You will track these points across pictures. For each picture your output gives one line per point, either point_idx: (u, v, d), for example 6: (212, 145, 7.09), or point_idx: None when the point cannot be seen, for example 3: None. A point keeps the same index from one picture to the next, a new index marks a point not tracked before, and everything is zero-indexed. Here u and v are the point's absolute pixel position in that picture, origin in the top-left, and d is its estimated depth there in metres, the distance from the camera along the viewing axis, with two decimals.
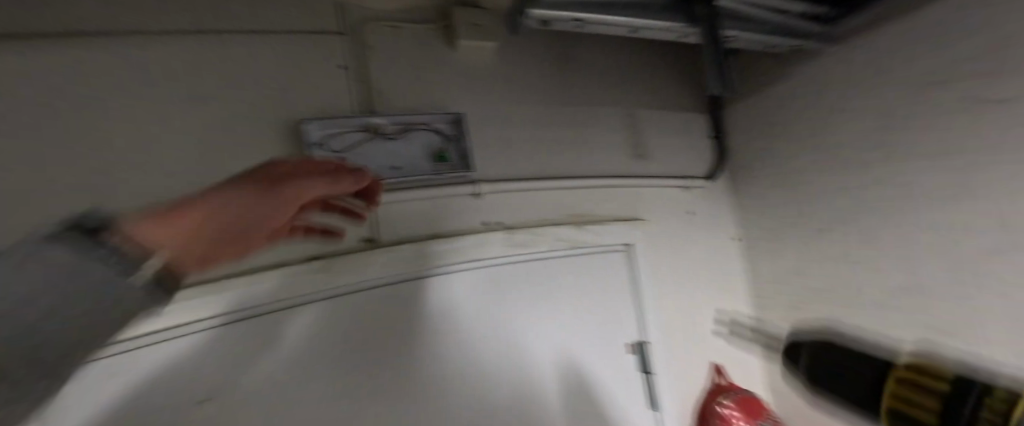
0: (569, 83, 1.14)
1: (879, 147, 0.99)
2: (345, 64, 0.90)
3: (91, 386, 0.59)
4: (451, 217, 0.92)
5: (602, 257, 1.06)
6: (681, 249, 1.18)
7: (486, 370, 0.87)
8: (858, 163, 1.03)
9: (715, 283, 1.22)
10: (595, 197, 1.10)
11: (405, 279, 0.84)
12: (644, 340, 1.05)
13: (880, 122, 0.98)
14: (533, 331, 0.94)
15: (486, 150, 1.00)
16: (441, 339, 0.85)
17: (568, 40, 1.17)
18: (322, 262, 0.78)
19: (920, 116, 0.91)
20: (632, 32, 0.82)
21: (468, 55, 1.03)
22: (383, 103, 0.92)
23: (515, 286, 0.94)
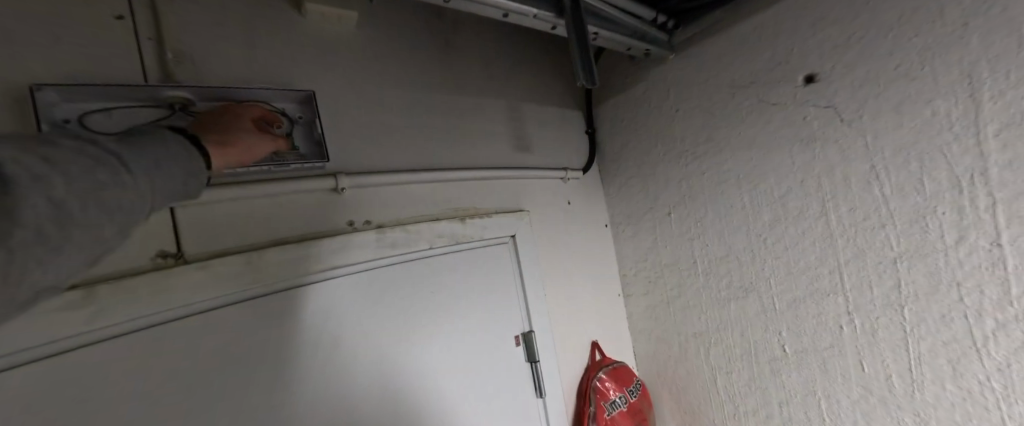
0: (446, 69, 1.07)
1: (713, 141, 1.16)
2: (126, 14, 0.65)
3: None
4: (305, 217, 0.77)
5: (486, 251, 1.02)
6: (560, 237, 1.23)
7: (364, 389, 0.77)
8: (699, 154, 1.19)
9: (590, 267, 1.31)
10: (477, 190, 1.05)
11: (244, 299, 0.67)
12: (531, 329, 1.06)
13: (712, 119, 1.16)
14: (418, 334, 0.87)
15: (349, 139, 0.86)
16: (304, 365, 0.71)
17: (445, 22, 1.09)
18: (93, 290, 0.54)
19: (742, 115, 1.10)
20: (506, 16, 0.78)
21: (323, 26, 0.87)
22: (190, 73, 0.69)
23: (398, 290, 0.85)
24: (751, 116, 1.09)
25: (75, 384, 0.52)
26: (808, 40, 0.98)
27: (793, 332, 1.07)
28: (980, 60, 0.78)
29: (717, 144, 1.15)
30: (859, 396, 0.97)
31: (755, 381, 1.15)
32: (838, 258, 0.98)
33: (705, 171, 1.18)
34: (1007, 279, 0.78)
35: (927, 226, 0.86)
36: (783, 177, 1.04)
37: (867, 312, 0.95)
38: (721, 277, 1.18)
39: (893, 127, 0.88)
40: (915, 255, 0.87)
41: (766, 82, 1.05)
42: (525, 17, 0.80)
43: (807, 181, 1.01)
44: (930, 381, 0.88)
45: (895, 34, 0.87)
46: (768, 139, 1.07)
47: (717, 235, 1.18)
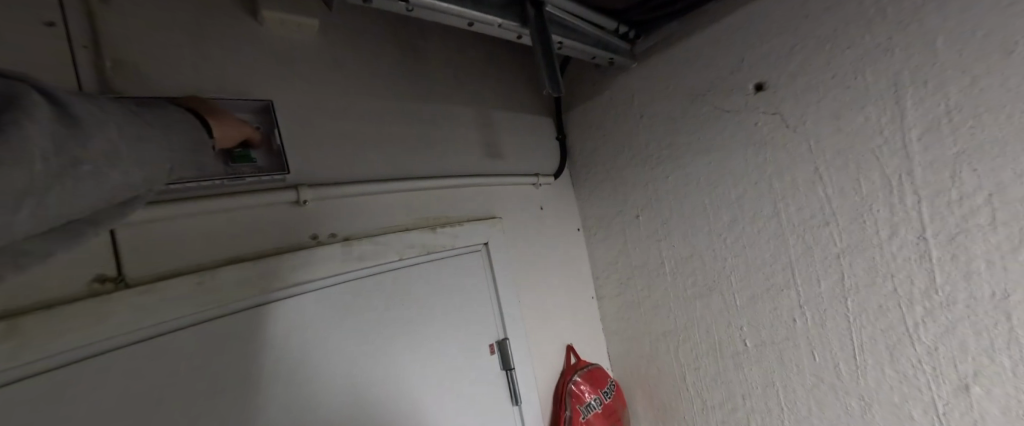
0: (413, 75, 1.05)
1: (673, 145, 1.21)
2: (58, 20, 0.60)
3: None
4: (266, 232, 0.73)
5: (459, 259, 1.01)
6: (533, 243, 1.23)
7: (334, 410, 0.73)
8: (661, 158, 1.23)
9: (564, 271, 1.32)
10: (447, 199, 1.03)
11: (199, 322, 0.62)
12: (506, 337, 1.05)
13: (673, 124, 1.20)
14: (390, 347, 0.84)
15: (312, 148, 0.82)
16: (268, 388, 0.67)
17: (410, 28, 1.08)
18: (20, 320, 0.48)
19: (699, 121, 1.15)
20: (470, 25, 0.77)
21: (282, 31, 0.83)
22: (133, 82, 0.64)
23: (369, 304, 0.82)
24: (708, 122, 1.14)
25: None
26: (756, 50, 1.04)
27: (752, 326, 1.12)
28: (905, 71, 0.86)
29: (677, 148, 1.20)
30: (812, 383, 1.03)
31: (720, 375, 1.19)
32: (790, 255, 1.04)
33: (669, 173, 1.22)
34: (933, 268, 0.86)
35: (864, 223, 0.92)
36: (740, 178, 1.10)
37: (817, 304, 1.01)
38: (687, 276, 1.22)
39: (831, 131, 0.95)
40: (856, 249, 0.94)
41: (720, 90, 1.11)
42: (490, 27, 0.80)
43: (760, 182, 1.07)
44: (871, 367, 0.94)
45: (832, 45, 0.94)
46: (722, 143, 1.12)
47: (681, 235, 1.22)
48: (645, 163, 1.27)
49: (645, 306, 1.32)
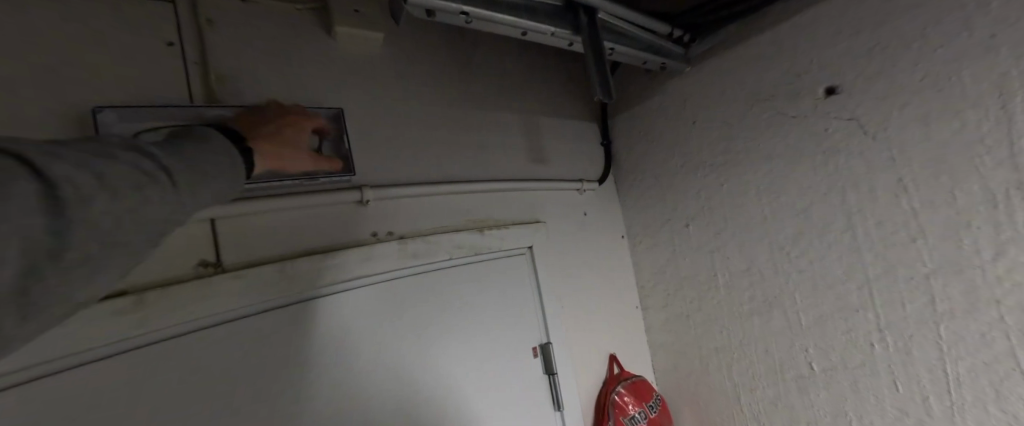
0: (464, 84, 1.10)
1: (730, 152, 1.16)
2: (176, 40, 0.71)
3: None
4: (333, 228, 0.80)
5: (505, 261, 1.04)
6: (578, 248, 1.23)
7: (386, 397, 0.79)
8: (717, 166, 1.19)
9: (608, 278, 1.31)
10: (495, 202, 1.07)
11: (272, 306, 0.70)
12: (549, 341, 1.06)
13: (730, 131, 1.16)
14: (438, 342, 0.88)
15: (374, 153, 0.90)
16: (330, 371, 0.74)
17: (463, 39, 1.13)
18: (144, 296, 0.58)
19: (760, 128, 1.10)
20: (524, 34, 0.79)
21: (350, 46, 0.91)
22: (229, 93, 0.74)
23: (420, 300, 0.88)
24: (770, 128, 1.08)
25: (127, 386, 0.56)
26: (828, 52, 0.98)
27: (819, 348, 1.04)
28: (1013, 70, 0.76)
29: (735, 155, 1.15)
30: (894, 416, 0.94)
31: (780, 398, 1.12)
32: (866, 273, 0.96)
33: (725, 182, 1.17)
34: None
35: (961, 240, 0.84)
36: (808, 189, 1.03)
37: (899, 328, 0.92)
38: (743, 290, 1.17)
39: (918, 139, 0.87)
40: (949, 269, 0.85)
41: (784, 94, 1.05)
42: (545, 36, 0.81)
43: (831, 193, 1.00)
44: (969, 404, 0.85)
45: (919, 45, 0.86)
46: (787, 150, 1.06)
47: (737, 247, 1.17)
48: (699, 171, 1.23)
49: (695, 318, 1.28)
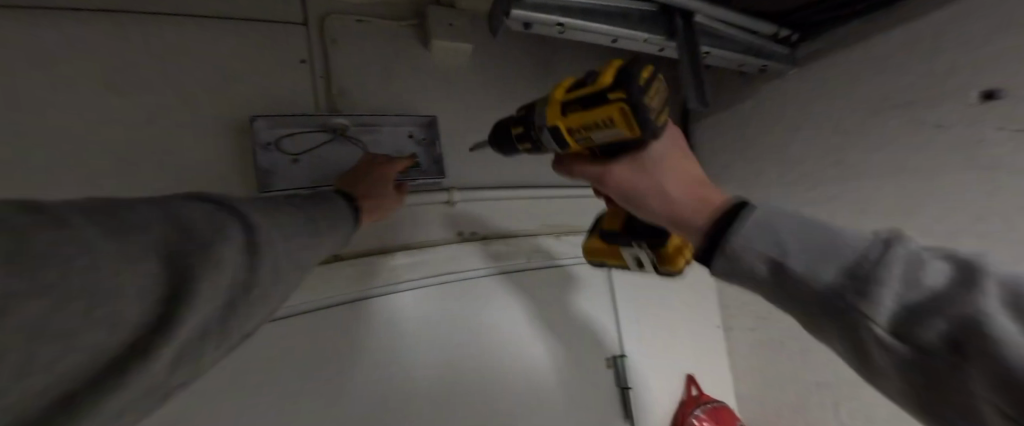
0: (546, 90, 1.12)
1: (841, 163, 1.04)
2: (307, 58, 0.83)
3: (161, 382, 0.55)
4: (422, 226, 0.86)
5: (581, 269, 1.03)
6: (661, 259, 1.16)
7: (463, 393, 0.82)
8: (824, 176, 1.07)
9: (693, 293, 1.19)
10: (571, 209, 1.07)
11: (368, 297, 0.76)
12: (625, 354, 1.02)
13: (842, 138, 1.03)
14: (514, 344, 0.90)
15: (461, 158, 0.95)
16: (415, 363, 0.78)
17: (547, 46, 1.15)
18: None
19: (882, 136, 0.96)
20: (614, 41, 0.79)
21: (443, 59, 0.98)
22: (345, 104, 0.84)
23: (497, 301, 0.90)
24: (895, 136, 0.95)
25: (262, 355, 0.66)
26: (976, 48, 0.83)
27: None
28: None
29: (849, 167, 1.03)
30: None
31: None
32: None
33: (834, 196, 1.05)
34: None
35: None
36: (948, 204, 0.89)
37: None
38: None
39: None
40: None
41: (917, 96, 0.91)
42: (636, 42, 0.80)
43: (984, 213, 0.84)
44: None
45: None
46: (921, 162, 0.91)
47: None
48: (802, 182, 1.12)
49: None
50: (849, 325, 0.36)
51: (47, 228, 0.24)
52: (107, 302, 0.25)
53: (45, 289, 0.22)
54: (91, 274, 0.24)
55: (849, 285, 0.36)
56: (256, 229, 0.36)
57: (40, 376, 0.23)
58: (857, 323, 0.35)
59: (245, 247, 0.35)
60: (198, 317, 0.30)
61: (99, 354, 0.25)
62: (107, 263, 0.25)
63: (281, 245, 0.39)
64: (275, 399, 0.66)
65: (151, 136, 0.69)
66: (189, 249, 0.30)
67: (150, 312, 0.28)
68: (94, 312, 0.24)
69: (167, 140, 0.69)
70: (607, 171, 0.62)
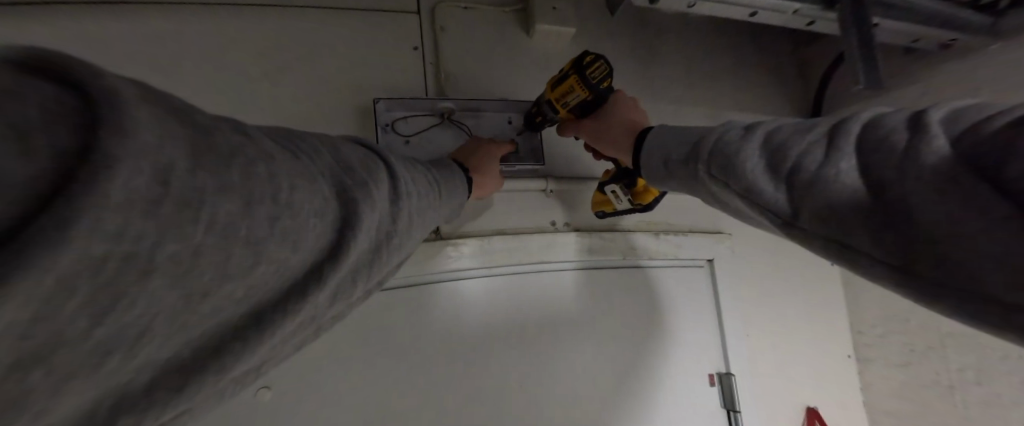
0: (654, 74, 1.02)
1: None
2: (419, 45, 0.86)
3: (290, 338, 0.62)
4: (517, 214, 0.85)
5: (682, 272, 0.94)
6: (780, 269, 1.01)
7: (547, 389, 0.79)
8: None
9: (819, 312, 1.01)
10: (677, 205, 0.96)
11: (464, 277, 0.79)
12: (730, 372, 0.90)
13: None
14: (603, 344, 0.84)
15: (560, 146, 0.92)
16: (502, 350, 0.78)
17: (656, 27, 1.06)
18: None
19: None
20: (752, 15, 0.69)
21: (546, 43, 0.95)
22: (451, 88, 0.85)
23: (587, 296, 0.86)
24: None
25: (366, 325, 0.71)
26: None
27: None
28: None
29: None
30: None
31: None
32: None
33: None
34: None
35: None
36: None
37: None
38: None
39: None
40: None
41: None
42: (782, 15, 0.70)
43: None
44: None
45: None
46: None
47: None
48: None
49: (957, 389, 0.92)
50: (876, 176, 0.30)
51: (244, 139, 0.24)
52: (289, 218, 0.25)
53: (248, 195, 0.22)
54: (283, 187, 0.24)
55: (877, 141, 0.31)
56: (391, 193, 0.37)
57: (236, 285, 0.23)
58: (876, 167, 0.30)
59: (385, 197, 0.35)
60: (352, 252, 0.30)
61: (276, 275, 0.26)
62: (291, 181, 0.25)
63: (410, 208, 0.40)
64: (374, 364, 0.70)
65: (290, 115, 0.76)
66: (347, 185, 0.31)
67: (317, 246, 0.28)
68: (282, 226, 0.24)
69: (297, 119, 0.76)
70: (606, 132, 0.68)
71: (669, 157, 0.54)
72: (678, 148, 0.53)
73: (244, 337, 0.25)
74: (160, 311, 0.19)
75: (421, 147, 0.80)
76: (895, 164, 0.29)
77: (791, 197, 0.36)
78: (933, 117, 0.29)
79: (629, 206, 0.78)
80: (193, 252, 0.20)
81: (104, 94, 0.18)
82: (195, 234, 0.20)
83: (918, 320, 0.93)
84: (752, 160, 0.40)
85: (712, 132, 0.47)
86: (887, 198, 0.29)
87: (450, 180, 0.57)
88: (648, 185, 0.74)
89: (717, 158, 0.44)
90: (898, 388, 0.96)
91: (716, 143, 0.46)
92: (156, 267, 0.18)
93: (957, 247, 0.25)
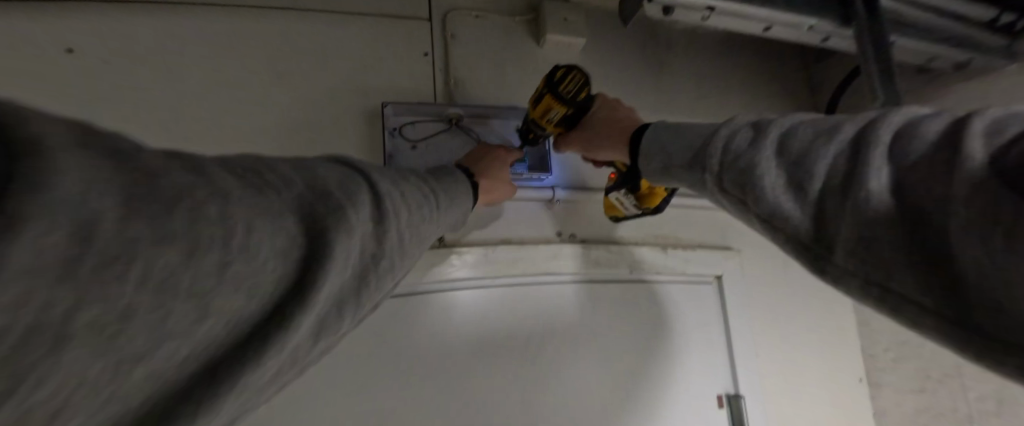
0: (664, 87, 1.02)
1: None
2: (429, 51, 0.86)
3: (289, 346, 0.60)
4: (523, 223, 0.84)
5: (689, 288, 0.92)
6: (790, 288, 0.99)
7: (549, 403, 0.77)
8: None
9: (830, 334, 0.98)
10: (685, 220, 0.95)
11: (467, 286, 0.77)
12: (739, 393, 0.87)
13: None
14: (609, 360, 0.82)
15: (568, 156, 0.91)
16: (503, 362, 0.76)
17: (667, 41, 1.06)
18: None
19: None
20: (767, 29, 0.68)
21: (556, 53, 0.95)
22: (460, 95, 0.85)
23: (592, 311, 0.84)
24: None
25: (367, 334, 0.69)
26: None
27: None
28: None
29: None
30: None
31: None
32: None
33: None
34: None
35: None
36: None
37: None
38: None
39: None
40: None
41: None
42: (798, 30, 0.69)
43: None
44: None
45: None
46: None
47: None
48: None
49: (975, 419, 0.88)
50: (919, 194, 0.27)
51: (200, 179, 0.22)
52: (242, 261, 0.23)
53: (193, 240, 0.20)
54: (236, 229, 0.23)
55: (920, 155, 0.27)
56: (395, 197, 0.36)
57: (178, 342, 0.21)
58: (921, 183, 0.27)
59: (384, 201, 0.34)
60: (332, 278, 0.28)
61: (244, 308, 0.24)
62: (251, 219, 0.24)
63: (409, 214, 0.40)
64: (373, 373, 0.69)
65: (298, 117, 0.75)
66: (330, 205, 0.29)
67: (311, 261, 0.27)
68: (235, 267, 0.22)
69: (305, 122, 0.75)
70: (597, 140, 0.67)
71: (671, 162, 0.50)
72: (680, 153, 0.49)
73: (233, 352, 0.24)
74: (88, 374, 0.17)
75: (429, 151, 0.79)
76: (943, 182, 0.26)
77: (820, 213, 0.33)
78: (982, 122, 0.26)
79: (637, 211, 0.77)
80: (123, 312, 0.18)
81: (30, 133, 0.17)
82: (119, 292, 0.18)
83: (932, 345, 0.90)
84: (771, 173, 0.36)
85: (722, 131, 0.43)
86: (935, 220, 0.26)
87: (457, 185, 0.56)
88: (654, 189, 0.72)
89: (727, 167, 0.40)
90: (912, 416, 0.93)
91: (724, 147, 0.42)
92: (78, 327, 0.16)
93: (1001, 279, 0.22)
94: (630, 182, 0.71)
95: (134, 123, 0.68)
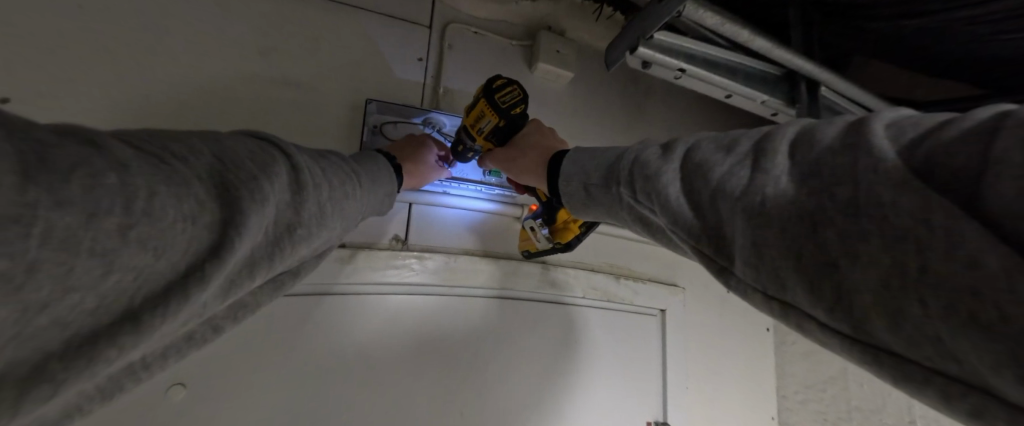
0: (635, 128, 1.10)
1: None
2: (424, 56, 0.88)
3: (269, 320, 0.66)
4: (490, 236, 0.87)
5: (636, 318, 0.98)
6: (722, 329, 1.07)
7: (491, 417, 0.78)
8: None
9: (753, 375, 1.07)
10: (638, 254, 1.01)
11: (434, 292, 0.79)
12: (667, 421, 0.93)
13: None
14: (557, 377, 0.86)
15: None
16: (455, 372, 0.77)
17: (645, 88, 1.14)
18: (350, 251, 0.73)
19: None
20: (728, 96, 0.79)
21: (544, 80, 1.00)
22: (445, 105, 0.88)
23: (548, 329, 0.87)
24: None
25: (336, 328, 0.70)
26: None
27: None
28: None
29: None
30: None
31: None
32: None
33: None
34: None
35: None
36: None
37: None
38: None
39: None
40: None
41: None
42: (751, 102, 0.80)
43: None
44: None
45: None
46: None
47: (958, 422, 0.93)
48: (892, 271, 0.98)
49: None
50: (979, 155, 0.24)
51: (180, 170, 0.28)
52: (146, 228, 0.24)
53: (92, 209, 0.21)
54: (135, 197, 0.24)
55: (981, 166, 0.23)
56: (299, 176, 0.39)
57: (112, 264, 0.23)
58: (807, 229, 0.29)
59: (288, 191, 0.37)
60: (252, 242, 0.31)
61: (95, 258, 0.22)
62: (150, 188, 0.25)
63: (321, 197, 0.42)
64: (319, 370, 0.67)
65: (274, 95, 0.74)
66: (234, 180, 0.31)
67: (208, 224, 0.28)
68: (139, 230, 0.24)
69: (278, 102, 0.74)
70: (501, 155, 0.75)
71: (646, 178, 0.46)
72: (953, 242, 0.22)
73: (131, 230, 0.23)
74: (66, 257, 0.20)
75: None
76: (974, 148, 0.24)
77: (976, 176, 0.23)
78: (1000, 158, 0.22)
79: (548, 245, 0.78)
80: (27, 270, 0.19)
81: (118, 161, 0.24)
82: (89, 234, 0.21)
83: (833, 391, 1.05)
84: (674, 193, 0.41)
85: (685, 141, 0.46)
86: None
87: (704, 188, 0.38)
88: (569, 223, 0.75)
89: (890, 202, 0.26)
90: None
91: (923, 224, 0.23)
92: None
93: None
94: (549, 210, 0.75)
95: (106, 89, 0.64)
